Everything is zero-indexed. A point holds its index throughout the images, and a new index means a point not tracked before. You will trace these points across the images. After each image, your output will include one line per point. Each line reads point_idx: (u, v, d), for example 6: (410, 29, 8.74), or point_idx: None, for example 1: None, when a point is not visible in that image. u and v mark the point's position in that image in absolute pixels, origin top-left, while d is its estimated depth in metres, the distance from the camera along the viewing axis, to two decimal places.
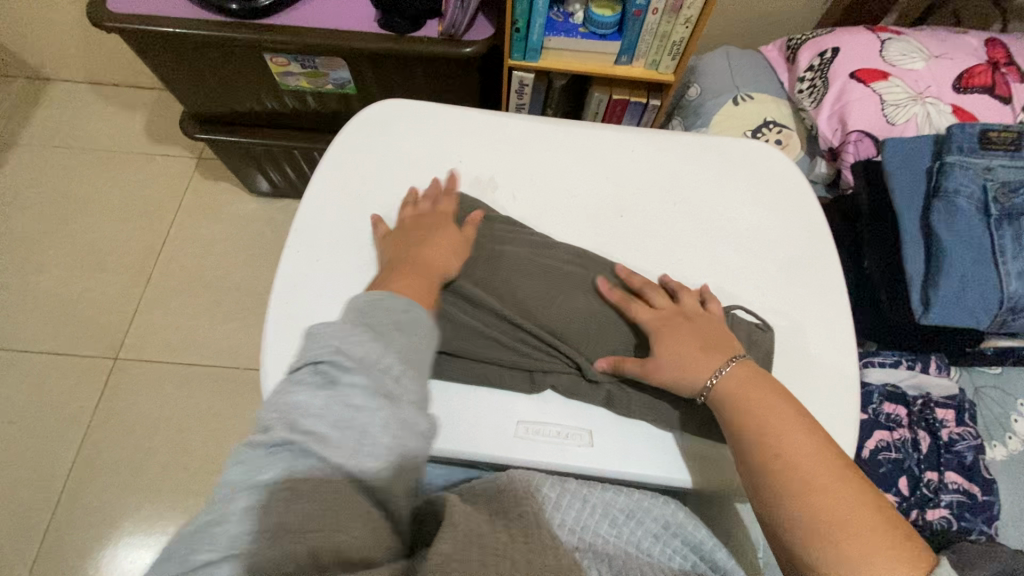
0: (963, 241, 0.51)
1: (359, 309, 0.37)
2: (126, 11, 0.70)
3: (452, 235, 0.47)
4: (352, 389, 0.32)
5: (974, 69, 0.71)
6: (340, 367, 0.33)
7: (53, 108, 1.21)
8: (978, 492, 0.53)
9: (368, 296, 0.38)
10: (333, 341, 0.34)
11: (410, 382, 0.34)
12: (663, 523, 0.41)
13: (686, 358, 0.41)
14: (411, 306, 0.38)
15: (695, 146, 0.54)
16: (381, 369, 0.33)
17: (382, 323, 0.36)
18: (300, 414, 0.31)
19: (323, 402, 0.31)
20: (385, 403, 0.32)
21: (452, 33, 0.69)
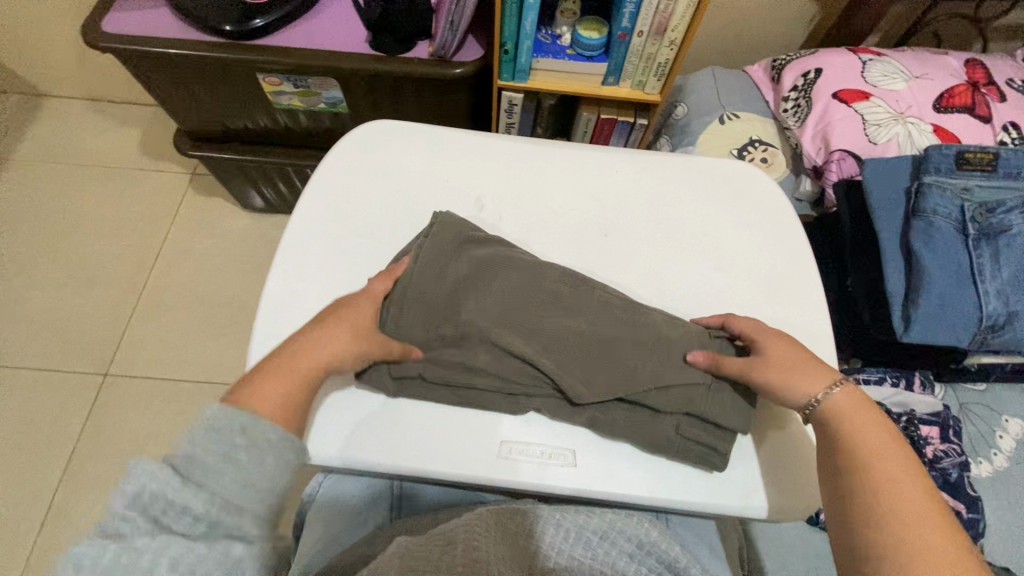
0: (942, 260, 0.51)
1: (183, 435, 0.33)
2: (121, 32, 0.72)
3: (350, 327, 0.41)
4: (147, 539, 0.29)
5: (954, 90, 0.73)
6: (138, 514, 0.30)
7: (49, 124, 1.22)
8: (962, 509, 0.54)
9: (208, 409, 0.34)
10: (138, 484, 0.30)
11: (227, 523, 0.31)
12: (637, 541, 0.42)
13: (788, 371, 0.41)
14: (257, 422, 0.34)
15: (679, 166, 0.55)
16: (185, 517, 0.30)
17: (208, 454, 0.32)
18: (80, 570, 0.28)
19: (111, 567, 0.28)
20: (189, 547, 0.30)
21: (442, 54, 0.70)
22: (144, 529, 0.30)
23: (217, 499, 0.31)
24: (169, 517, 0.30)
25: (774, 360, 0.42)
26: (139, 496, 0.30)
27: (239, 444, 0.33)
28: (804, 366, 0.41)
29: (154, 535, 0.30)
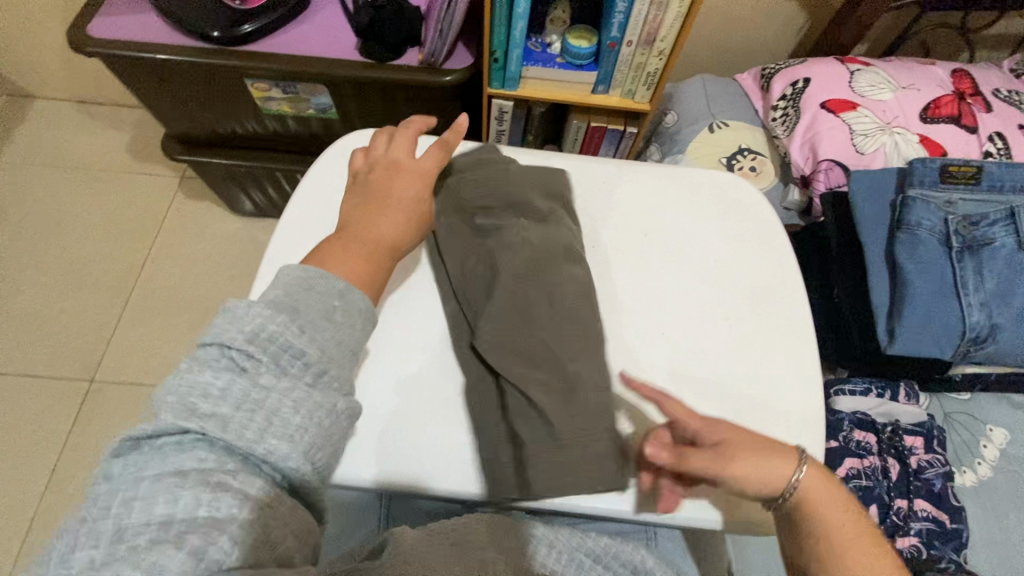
0: (926, 273, 0.52)
1: (282, 289, 0.32)
2: (107, 37, 0.71)
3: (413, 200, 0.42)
4: (272, 379, 0.28)
5: (940, 100, 0.73)
6: (259, 351, 0.28)
7: (36, 125, 1.20)
8: (946, 519, 0.54)
9: (298, 271, 0.33)
10: (253, 321, 0.29)
11: (338, 373, 0.31)
12: (631, 567, 0.43)
13: (762, 466, 0.40)
14: (352, 290, 0.34)
15: (665, 177, 0.56)
16: (301, 361, 0.29)
17: (313, 309, 0.31)
18: (205, 397, 0.27)
19: (238, 392, 0.27)
20: (311, 391, 0.29)
21: (432, 61, 0.70)
22: (267, 367, 0.28)
23: (327, 350, 0.30)
24: (288, 359, 0.29)
25: (744, 452, 0.40)
26: (255, 336, 0.29)
27: (340, 304, 0.33)
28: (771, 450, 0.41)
29: (278, 376, 0.28)
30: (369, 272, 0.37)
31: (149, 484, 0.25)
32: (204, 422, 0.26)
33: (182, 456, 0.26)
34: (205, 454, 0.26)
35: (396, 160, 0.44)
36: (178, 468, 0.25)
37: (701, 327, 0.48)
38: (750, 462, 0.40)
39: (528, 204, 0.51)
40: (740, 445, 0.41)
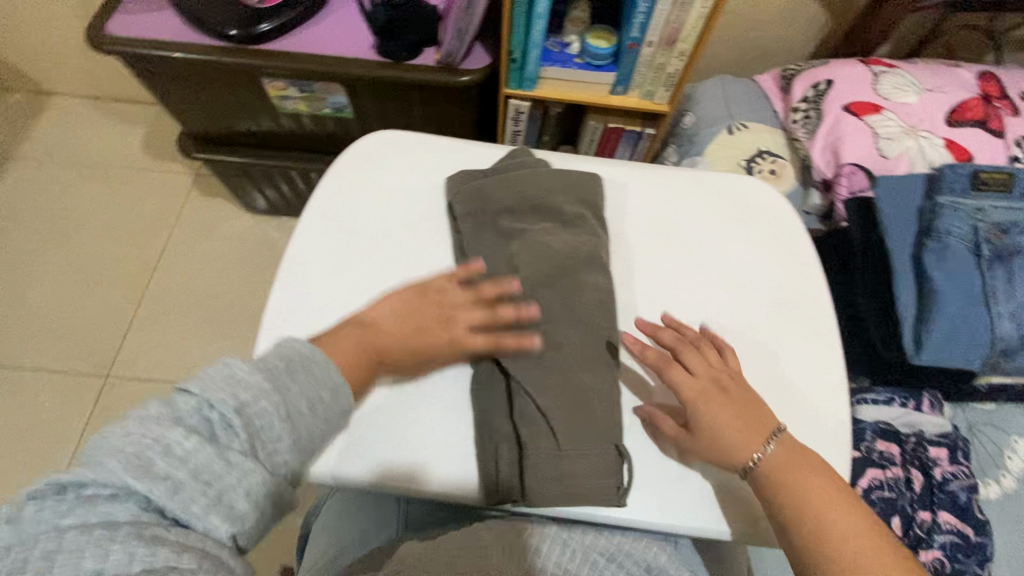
0: (955, 281, 0.52)
1: (284, 360, 0.33)
2: (125, 35, 0.71)
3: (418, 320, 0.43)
4: (234, 457, 0.28)
5: (966, 103, 0.72)
6: (235, 426, 0.29)
7: (53, 122, 1.21)
8: (971, 533, 0.53)
9: (306, 349, 0.35)
10: (241, 395, 0.30)
11: (295, 463, 0.31)
12: (645, 566, 0.42)
13: (739, 421, 0.41)
14: (342, 386, 0.35)
15: (685, 180, 0.55)
16: (270, 443, 0.30)
17: (303, 400, 0.32)
18: (165, 457, 0.28)
19: (202, 461, 0.28)
20: (263, 477, 0.29)
21: (450, 62, 0.69)
22: (238, 445, 0.29)
23: (300, 440, 0.32)
24: (262, 440, 0.30)
25: (725, 405, 0.41)
26: (242, 408, 0.30)
27: (328, 392, 0.34)
28: (755, 413, 0.42)
29: (244, 457, 0.29)
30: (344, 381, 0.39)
31: (74, 535, 0.26)
32: (148, 486, 0.27)
33: (112, 509, 0.27)
34: (136, 513, 0.27)
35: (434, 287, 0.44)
36: (106, 524, 0.26)
37: (723, 335, 0.47)
38: (727, 417, 0.41)
39: (548, 207, 0.50)
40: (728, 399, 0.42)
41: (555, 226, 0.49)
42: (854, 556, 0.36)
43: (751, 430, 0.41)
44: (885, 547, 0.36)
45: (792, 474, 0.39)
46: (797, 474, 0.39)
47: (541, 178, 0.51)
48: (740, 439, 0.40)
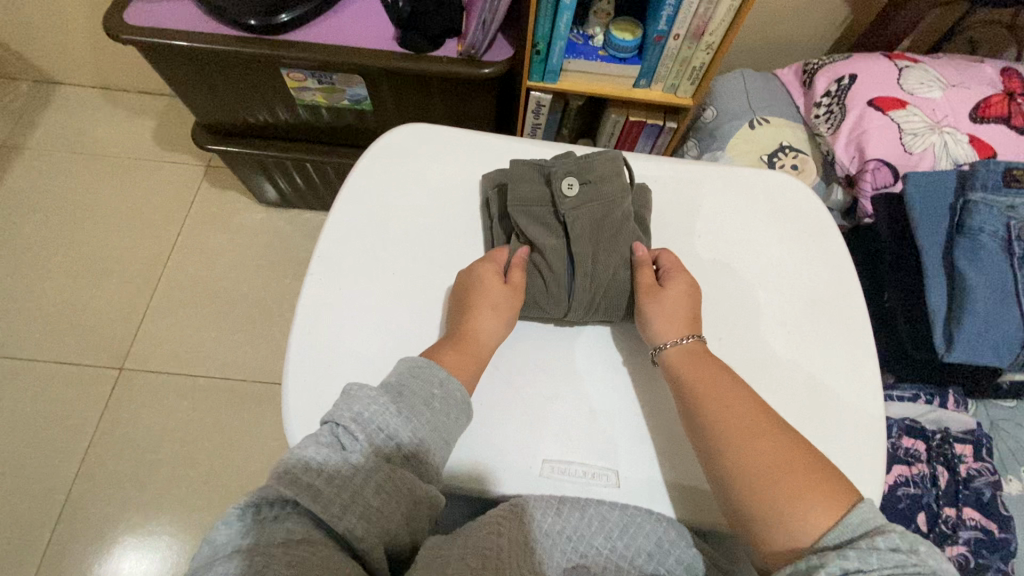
0: (985, 277, 0.52)
1: (396, 375, 0.40)
2: (142, 24, 0.70)
3: (494, 297, 0.45)
4: (362, 458, 0.34)
5: (990, 99, 0.71)
6: (358, 432, 0.35)
7: (61, 112, 1.20)
8: (996, 529, 0.53)
9: (414, 360, 0.41)
10: (362, 406, 0.36)
11: (422, 457, 0.37)
12: (656, 540, 0.38)
13: (680, 314, 0.45)
14: (450, 378, 0.41)
15: (716, 175, 0.54)
16: (394, 445, 0.36)
17: (415, 394, 0.39)
18: (306, 469, 0.33)
19: (338, 466, 0.33)
20: (392, 473, 0.34)
21: (472, 53, 0.68)
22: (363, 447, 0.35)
23: (418, 433, 0.37)
24: (383, 438, 0.36)
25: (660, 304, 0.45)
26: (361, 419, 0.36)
27: (439, 391, 0.39)
28: (692, 314, 0.45)
29: (368, 457, 0.35)
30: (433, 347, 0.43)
31: (243, 556, 0.28)
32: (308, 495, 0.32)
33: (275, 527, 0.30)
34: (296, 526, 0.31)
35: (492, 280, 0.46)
36: (274, 539, 0.30)
37: (754, 331, 0.47)
38: (659, 311, 0.45)
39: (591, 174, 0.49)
40: (669, 289, 0.46)
41: (603, 213, 0.48)
42: (740, 442, 0.38)
43: (679, 325, 0.44)
44: (777, 442, 0.37)
45: (691, 368, 0.42)
46: (698, 377, 0.42)
47: (589, 164, 0.49)
48: (661, 324, 0.44)
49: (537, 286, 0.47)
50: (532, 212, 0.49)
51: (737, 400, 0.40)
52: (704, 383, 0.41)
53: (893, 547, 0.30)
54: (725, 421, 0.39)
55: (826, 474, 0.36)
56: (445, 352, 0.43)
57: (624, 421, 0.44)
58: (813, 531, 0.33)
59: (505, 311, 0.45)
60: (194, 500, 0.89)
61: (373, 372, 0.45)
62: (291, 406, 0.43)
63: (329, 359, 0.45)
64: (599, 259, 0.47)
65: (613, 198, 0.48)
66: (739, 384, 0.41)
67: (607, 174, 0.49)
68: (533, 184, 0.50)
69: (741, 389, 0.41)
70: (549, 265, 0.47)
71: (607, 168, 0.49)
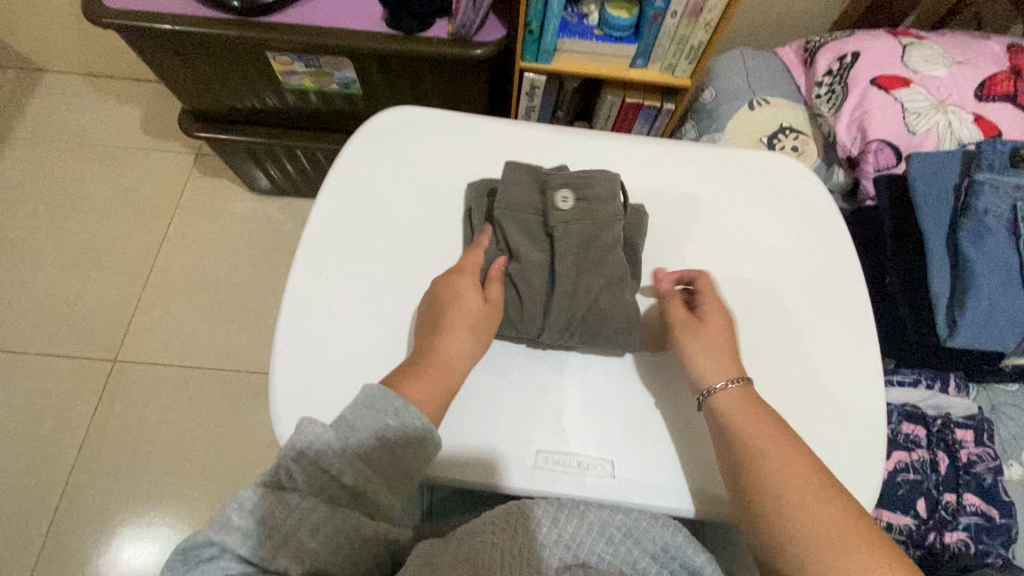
0: (991, 260, 0.51)
1: (351, 406, 0.38)
2: (122, 7, 0.68)
3: (468, 316, 0.43)
4: (300, 499, 0.32)
5: (996, 76, 0.69)
6: (297, 472, 0.33)
7: (46, 100, 1.17)
8: (996, 515, 0.53)
9: (371, 387, 0.39)
10: (306, 442, 0.34)
11: (371, 494, 0.35)
12: (661, 545, 0.37)
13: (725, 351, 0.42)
14: (407, 406, 0.38)
15: (714, 157, 0.53)
16: (338, 484, 0.34)
17: (366, 425, 0.37)
18: (237, 511, 0.31)
19: (272, 507, 0.32)
20: (332, 515, 0.32)
21: (463, 34, 0.66)
22: (302, 487, 0.33)
23: (364, 470, 0.35)
24: (326, 476, 0.34)
25: (702, 346, 0.42)
26: (302, 455, 0.34)
27: (393, 422, 0.38)
28: (732, 351, 0.43)
29: (306, 497, 0.32)
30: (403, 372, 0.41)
31: None
32: (238, 539, 0.30)
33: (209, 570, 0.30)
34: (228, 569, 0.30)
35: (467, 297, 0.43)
36: None
37: (752, 317, 0.46)
38: (700, 352, 0.42)
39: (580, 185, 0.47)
40: (708, 324, 0.43)
41: (590, 231, 0.46)
42: (795, 497, 0.35)
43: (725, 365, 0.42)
44: (833, 501, 0.34)
45: (737, 414, 0.39)
46: (748, 426, 0.38)
47: (590, 181, 0.47)
48: (709, 365, 0.42)
49: (512, 301, 0.45)
50: (515, 218, 0.47)
51: (788, 450, 0.37)
52: (750, 430, 0.38)
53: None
54: (773, 472, 0.36)
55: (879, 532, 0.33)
56: (411, 383, 0.40)
57: (621, 409, 0.43)
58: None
59: (480, 333, 0.43)
60: (192, 491, 0.89)
61: (363, 363, 0.44)
62: (279, 400, 0.42)
63: (316, 351, 0.44)
64: (581, 278, 0.45)
65: (608, 218, 0.46)
66: (784, 431, 0.39)
67: (602, 193, 0.46)
68: (524, 190, 0.48)
69: (785, 437, 0.38)
70: (525, 278, 0.45)
71: (609, 189, 0.47)
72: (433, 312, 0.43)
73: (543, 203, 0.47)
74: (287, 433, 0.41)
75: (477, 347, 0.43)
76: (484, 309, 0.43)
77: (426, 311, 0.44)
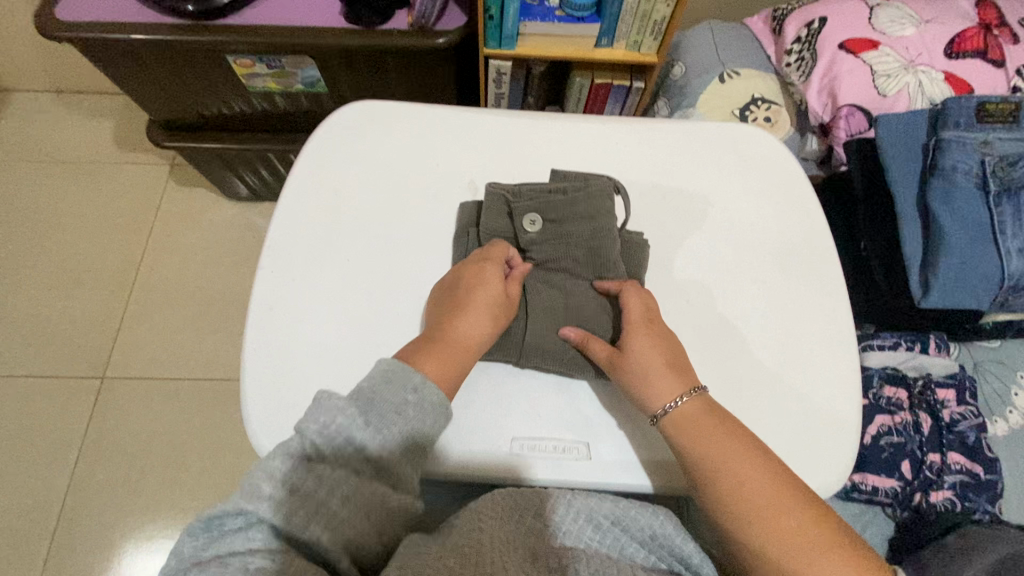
0: (961, 219, 0.51)
1: (370, 376, 0.37)
2: (75, 20, 0.66)
3: (492, 299, 0.43)
4: (328, 471, 0.32)
5: (966, 32, 0.68)
6: (321, 447, 0.33)
7: (14, 119, 1.16)
8: (981, 471, 0.53)
9: (390, 358, 0.38)
10: (331, 416, 0.34)
11: (394, 467, 0.35)
12: (649, 533, 0.37)
13: (665, 372, 0.40)
14: (426, 383, 0.37)
15: (680, 133, 0.52)
16: (363, 457, 0.34)
17: (389, 397, 0.36)
18: (268, 481, 0.31)
19: (300, 478, 0.32)
20: (360, 487, 0.32)
21: (423, 24, 0.65)
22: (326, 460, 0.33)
23: (387, 445, 0.35)
24: (349, 449, 0.34)
25: (653, 357, 0.40)
26: (325, 429, 0.33)
27: (414, 398, 0.37)
28: (683, 361, 0.41)
29: (331, 471, 0.32)
30: (414, 356, 0.40)
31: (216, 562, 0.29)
32: (270, 508, 0.31)
33: (239, 536, 0.31)
34: (264, 533, 0.30)
35: (484, 278, 0.43)
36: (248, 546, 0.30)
37: (722, 292, 0.46)
38: (648, 368, 0.40)
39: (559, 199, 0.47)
40: (654, 339, 0.41)
41: (569, 247, 0.46)
42: (752, 507, 0.35)
43: (678, 384, 0.40)
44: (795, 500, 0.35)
45: (691, 436, 0.38)
46: (697, 441, 0.37)
47: (572, 203, 0.46)
48: (655, 382, 0.40)
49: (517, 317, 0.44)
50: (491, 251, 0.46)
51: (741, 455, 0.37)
52: (706, 445, 0.37)
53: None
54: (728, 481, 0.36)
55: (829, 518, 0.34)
56: (427, 359, 0.39)
57: (597, 386, 0.43)
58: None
59: (501, 316, 0.43)
60: (189, 501, 0.89)
61: (331, 364, 0.43)
62: (250, 406, 0.42)
63: (285, 355, 0.44)
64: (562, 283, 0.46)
65: (587, 237, 0.46)
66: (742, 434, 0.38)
67: (583, 207, 0.46)
68: (496, 220, 0.47)
69: (738, 445, 0.37)
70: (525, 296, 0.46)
71: (591, 208, 0.46)
72: (452, 297, 0.43)
73: (514, 230, 0.47)
74: (262, 438, 0.41)
75: (497, 325, 0.43)
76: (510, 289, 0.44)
77: (438, 298, 0.44)
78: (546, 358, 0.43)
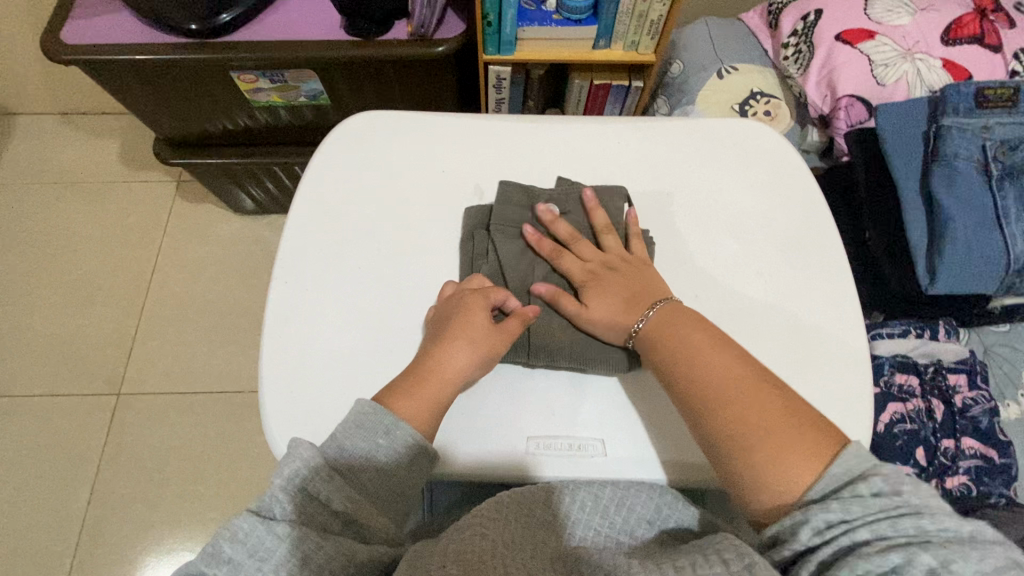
0: (966, 205, 0.51)
1: (343, 424, 0.38)
2: (81, 43, 0.68)
3: (475, 333, 0.42)
4: (288, 528, 0.32)
5: (962, 19, 0.68)
6: (284, 501, 0.33)
7: (22, 142, 1.18)
8: (995, 455, 0.53)
9: (362, 404, 0.39)
10: (296, 468, 0.34)
11: (362, 520, 0.35)
12: (654, 508, 0.39)
13: (619, 300, 0.44)
14: (399, 425, 0.38)
15: (683, 130, 0.53)
16: (329, 511, 0.34)
17: (359, 444, 0.38)
18: (227, 542, 0.31)
19: (258, 537, 0.32)
20: (322, 543, 0.32)
21: (422, 33, 0.66)
22: (288, 515, 0.33)
23: (353, 499, 0.35)
24: (315, 502, 0.34)
25: (610, 284, 0.45)
26: (288, 482, 0.34)
27: (384, 442, 0.38)
28: (639, 288, 0.44)
29: (291, 527, 0.32)
30: (394, 389, 0.40)
31: None
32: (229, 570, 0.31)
33: None
34: None
35: (467, 313, 0.43)
36: None
37: (729, 288, 0.46)
38: (608, 302, 0.44)
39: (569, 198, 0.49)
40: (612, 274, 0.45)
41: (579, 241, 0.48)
42: (722, 401, 0.37)
43: (633, 307, 0.44)
44: (764, 390, 0.37)
45: (663, 339, 0.41)
46: (672, 337, 0.41)
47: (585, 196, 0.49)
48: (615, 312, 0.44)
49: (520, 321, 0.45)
50: (505, 237, 0.48)
51: (711, 350, 0.39)
52: (677, 337, 0.41)
53: (873, 490, 0.30)
54: (697, 371, 0.39)
55: (799, 410, 0.36)
56: (405, 397, 0.40)
57: (610, 383, 0.44)
58: (799, 487, 0.33)
59: (484, 351, 0.42)
60: (208, 514, 0.90)
61: (349, 370, 0.44)
62: (271, 416, 0.43)
63: (304, 365, 0.44)
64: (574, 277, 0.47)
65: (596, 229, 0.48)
66: (714, 334, 0.41)
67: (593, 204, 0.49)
68: (512, 209, 0.49)
69: (709, 339, 0.40)
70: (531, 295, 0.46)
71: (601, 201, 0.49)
72: (437, 331, 0.43)
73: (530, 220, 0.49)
74: (280, 446, 0.42)
75: (479, 360, 0.42)
76: (505, 326, 0.43)
77: (429, 329, 0.44)
78: (558, 354, 0.43)
